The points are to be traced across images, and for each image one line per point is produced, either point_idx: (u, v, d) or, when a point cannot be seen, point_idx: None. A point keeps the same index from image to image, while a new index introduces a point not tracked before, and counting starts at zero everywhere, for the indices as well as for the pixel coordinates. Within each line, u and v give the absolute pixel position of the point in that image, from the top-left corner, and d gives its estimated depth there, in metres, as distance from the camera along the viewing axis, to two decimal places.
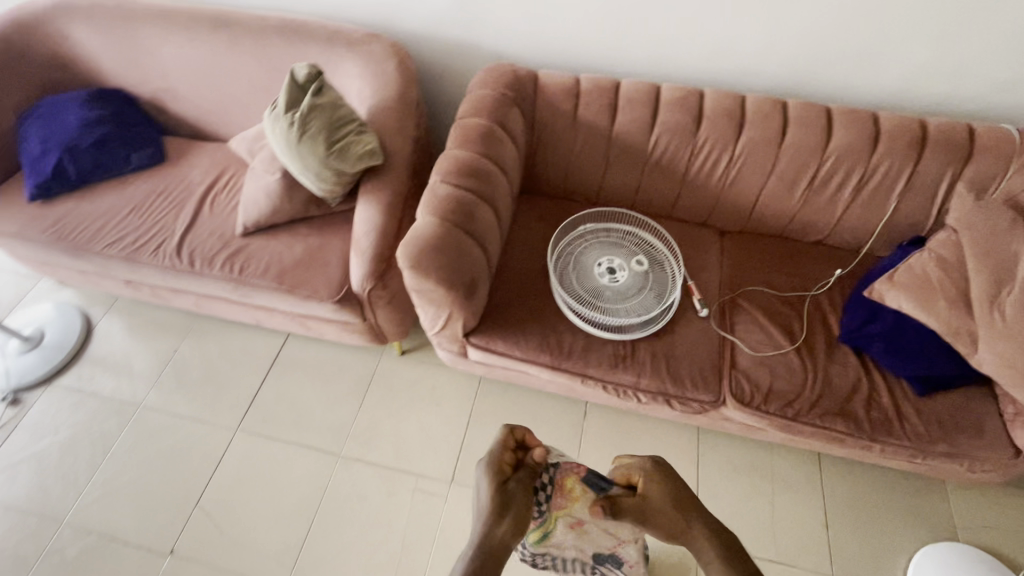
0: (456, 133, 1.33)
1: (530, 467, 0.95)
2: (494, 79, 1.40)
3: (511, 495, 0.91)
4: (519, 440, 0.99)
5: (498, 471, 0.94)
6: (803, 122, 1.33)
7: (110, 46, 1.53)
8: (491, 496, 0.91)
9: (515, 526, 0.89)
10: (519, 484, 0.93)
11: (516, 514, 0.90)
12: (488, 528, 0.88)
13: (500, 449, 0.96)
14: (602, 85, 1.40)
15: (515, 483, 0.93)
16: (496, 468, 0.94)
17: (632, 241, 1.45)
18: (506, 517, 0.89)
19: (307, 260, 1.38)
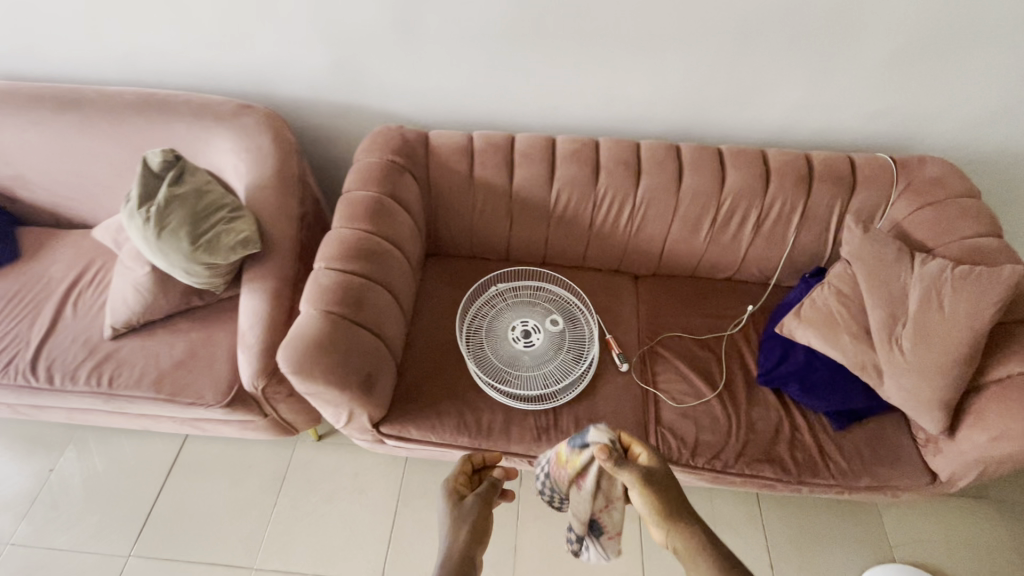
0: (342, 209, 1.21)
1: (488, 480, 0.99)
2: (381, 146, 1.31)
3: (467, 511, 0.92)
4: (477, 466, 1.04)
5: (454, 489, 0.97)
6: (697, 166, 1.33)
7: None
8: (452, 510, 0.92)
9: (475, 539, 0.88)
10: (476, 495, 0.95)
11: (475, 525, 0.90)
12: (450, 542, 0.87)
13: (457, 467, 1.01)
14: (496, 143, 1.35)
15: (472, 497, 0.94)
16: (451, 486, 0.97)
17: (546, 298, 1.39)
18: (461, 529, 0.89)
19: (188, 360, 1.26)
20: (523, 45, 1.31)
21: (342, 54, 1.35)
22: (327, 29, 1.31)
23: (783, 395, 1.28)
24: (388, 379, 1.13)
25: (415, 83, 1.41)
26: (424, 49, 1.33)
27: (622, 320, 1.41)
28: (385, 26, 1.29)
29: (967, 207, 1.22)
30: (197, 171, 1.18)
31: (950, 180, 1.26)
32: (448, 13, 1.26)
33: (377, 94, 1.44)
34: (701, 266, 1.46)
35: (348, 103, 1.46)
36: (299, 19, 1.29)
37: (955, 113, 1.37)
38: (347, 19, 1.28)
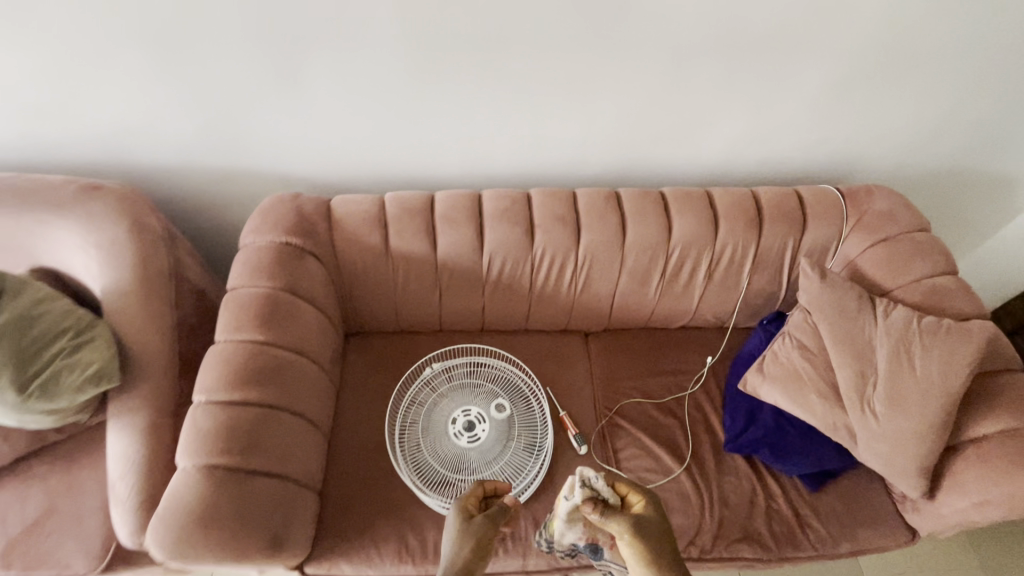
0: (225, 316, 0.98)
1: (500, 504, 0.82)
2: (272, 225, 1.08)
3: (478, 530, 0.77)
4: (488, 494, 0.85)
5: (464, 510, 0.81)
6: (640, 215, 1.20)
7: None
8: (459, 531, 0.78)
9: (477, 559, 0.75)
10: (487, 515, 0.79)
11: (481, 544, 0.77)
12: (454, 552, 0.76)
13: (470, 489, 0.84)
14: (413, 207, 1.16)
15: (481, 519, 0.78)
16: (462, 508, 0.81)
17: (489, 377, 1.21)
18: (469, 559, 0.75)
19: (44, 517, 1.00)
20: (433, 92, 1.13)
21: (214, 113, 1.12)
22: (190, 86, 1.07)
23: (753, 460, 1.18)
24: (305, 523, 0.92)
25: (311, 139, 1.20)
26: (315, 103, 1.13)
27: (576, 390, 1.27)
28: (263, 79, 1.07)
29: (919, 243, 1.16)
30: (21, 286, 0.93)
31: (900, 215, 1.19)
32: (338, 62, 1.06)
33: (267, 155, 1.22)
34: (653, 319, 1.33)
35: (233, 167, 1.23)
36: (154, 76, 1.05)
37: (894, 137, 1.32)
38: (215, 74, 1.06)
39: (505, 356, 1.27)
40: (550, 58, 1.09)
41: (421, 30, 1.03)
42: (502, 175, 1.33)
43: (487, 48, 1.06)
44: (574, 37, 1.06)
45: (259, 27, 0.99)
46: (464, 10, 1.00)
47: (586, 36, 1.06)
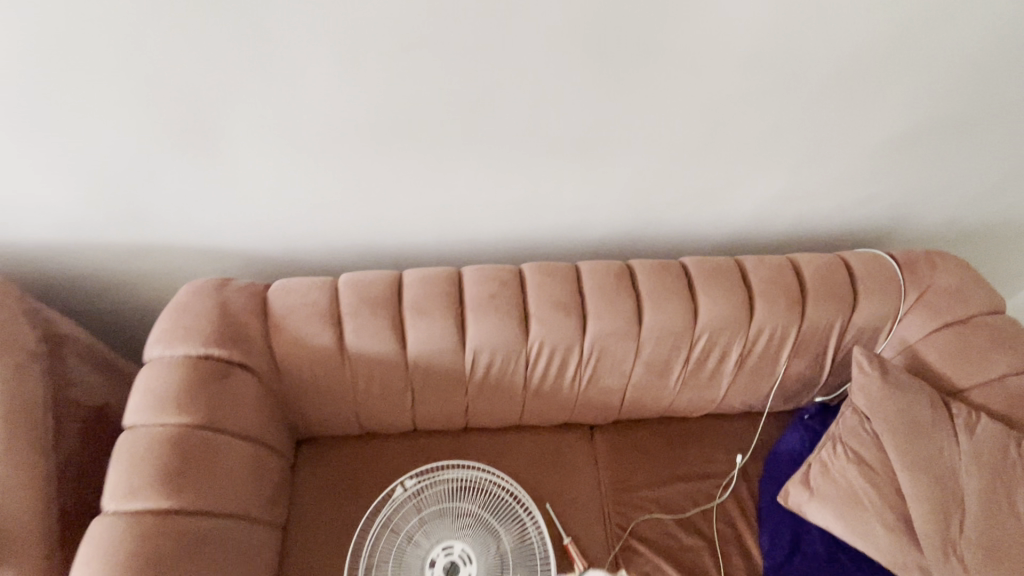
0: (119, 473, 0.73)
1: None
2: (188, 332, 0.84)
3: None
4: None
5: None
6: (659, 297, 0.97)
7: None
8: None
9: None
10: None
11: None
12: None
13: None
14: (375, 294, 0.92)
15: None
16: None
17: (473, 502, 0.96)
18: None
19: None
20: (399, 150, 0.89)
21: (114, 179, 0.87)
22: (74, 150, 0.81)
23: None
24: None
25: (244, 206, 0.95)
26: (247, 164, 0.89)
27: (582, 508, 1.03)
28: (171, 136, 0.82)
29: (996, 331, 0.96)
30: None
31: (970, 295, 0.99)
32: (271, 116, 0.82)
33: (187, 226, 0.96)
34: (670, 411, 1.11)
35: (143, 238, 0.97)
36: (24, 136, 0.79)
37: (951, 196, 1.12)
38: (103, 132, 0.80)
39: (493, 473, 1.01)
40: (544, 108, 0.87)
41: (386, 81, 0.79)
42: (487, 240, 1.09)
43: (466, 99, 0.83)
44: (574, 88, 0.84)
45: (159, 77, 0.74)
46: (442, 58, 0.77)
47: (588, 85, 0.84)
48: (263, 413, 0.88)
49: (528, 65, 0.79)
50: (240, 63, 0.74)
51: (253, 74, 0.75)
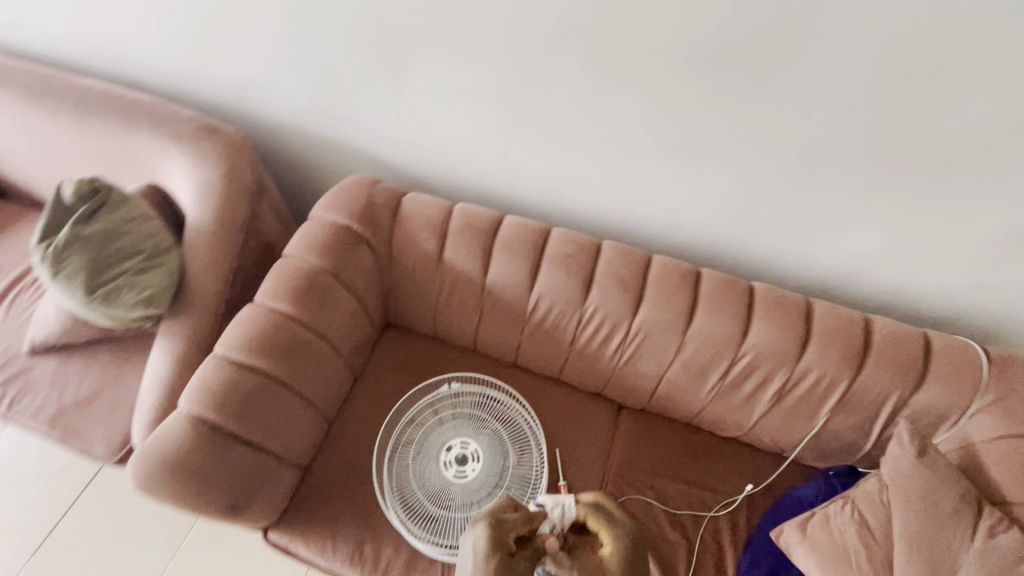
0: (270, 281, 1.03)
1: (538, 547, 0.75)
2: (342, 206, 1.12)
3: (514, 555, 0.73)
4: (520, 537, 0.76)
5: (500, 550, 0.72)
6: (716, 306, 1.05)
7: None
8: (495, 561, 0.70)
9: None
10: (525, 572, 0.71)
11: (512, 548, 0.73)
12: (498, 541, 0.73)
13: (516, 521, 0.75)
14: (477, 226, 1.13)
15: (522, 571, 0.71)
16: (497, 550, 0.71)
17: (497, 419, 1.14)
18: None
19: (90, 400, 1.14)
20: (529, 117, 1.07)
21: (324, 89, 1.17)
22: (307, 61, 1.13)
23: None
24: (272, 496, 0.97)
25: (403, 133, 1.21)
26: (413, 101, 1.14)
27: (584, 466, 1.14)
28: (371, 64, 1.08)
29: None
30: (118, 201, 1.03)
31: None
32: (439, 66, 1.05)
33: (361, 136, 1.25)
34: (697, 419, 1.17)
35: (330, 139, 1.27)
36: (279, 44, 1.11)
37: None
38: (331, 51, 1.09)
39: (523, 403, 1.17)
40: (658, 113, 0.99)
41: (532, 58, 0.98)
42: (583, 217, 1.25)
43: (594, 88, 0.98)
44: (688, 99, 0.95)
45: (379, 20, 1.00)
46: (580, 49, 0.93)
47: (700, 100, 0.94)
48: (371, 285, 1.14)
49: (651, 69, 0.92)
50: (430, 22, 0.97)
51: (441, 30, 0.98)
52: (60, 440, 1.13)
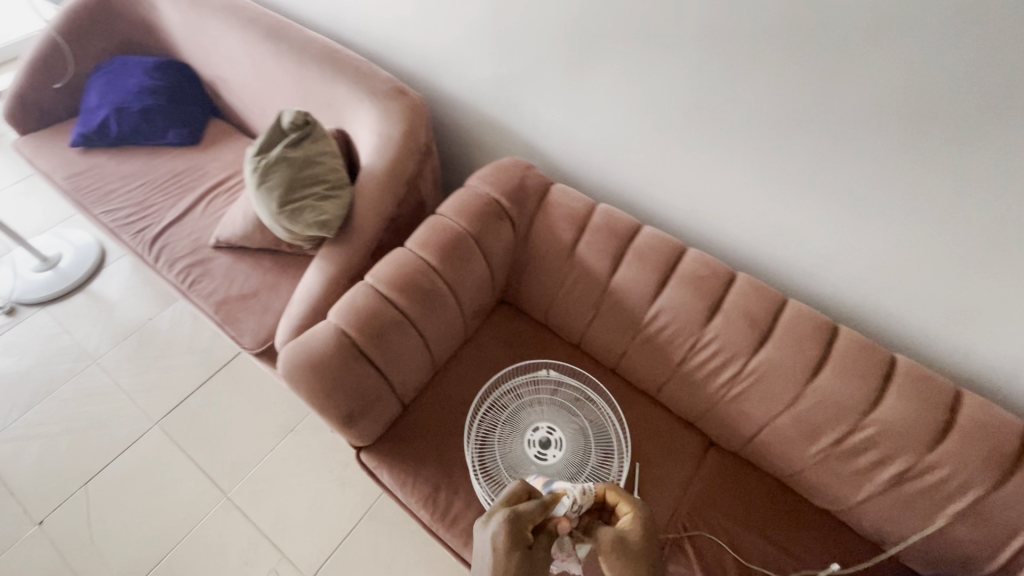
0: (422, 232, 1.14)
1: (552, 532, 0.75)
2: (496, 181, 1.21)
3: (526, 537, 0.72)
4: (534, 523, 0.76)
5: (520, 535, 0.70)
6: (848, 367, 0.99)
7: (189, 23, 1.61)
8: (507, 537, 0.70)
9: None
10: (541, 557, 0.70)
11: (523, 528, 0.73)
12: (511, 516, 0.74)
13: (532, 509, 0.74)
14: (615, 228, 1.16)
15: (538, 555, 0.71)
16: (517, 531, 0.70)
17: (586, 416, 1.16)
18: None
19: (249, 297, 1.34)
20: (691, 135, 1.07)
21: (500, 74, 1.26)
22: (491, 46, 1.22)
23: None
24: (377, 418, 1.08)
25: (562, 129, 1.26)
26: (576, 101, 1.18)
27: (661, 488, 1.12)
28: (554, 60, 1.14)
29: None
30: (320, 138, 1.21)
31: None
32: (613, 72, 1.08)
33: (522, 123, 1.33)
34: (792, 479, 1.10)
35: (497, 120, 1.37)
36: (472, 26, 1.21)
37: None
38: (521, 42, 1.16)
39: (616, 407, 1.19)
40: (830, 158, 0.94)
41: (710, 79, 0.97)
42: (720, 246, 1.23)
43: (769, 119, 0.96)
44: (871, 149, 0.89)
45: (574, 21, 1.06)
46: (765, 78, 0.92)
47: (885, 151, 0.88)
48: (503, 258, 1.22)
49: (838, 111, 0.88)
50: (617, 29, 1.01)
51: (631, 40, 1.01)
52: (218, 323, 1.33)
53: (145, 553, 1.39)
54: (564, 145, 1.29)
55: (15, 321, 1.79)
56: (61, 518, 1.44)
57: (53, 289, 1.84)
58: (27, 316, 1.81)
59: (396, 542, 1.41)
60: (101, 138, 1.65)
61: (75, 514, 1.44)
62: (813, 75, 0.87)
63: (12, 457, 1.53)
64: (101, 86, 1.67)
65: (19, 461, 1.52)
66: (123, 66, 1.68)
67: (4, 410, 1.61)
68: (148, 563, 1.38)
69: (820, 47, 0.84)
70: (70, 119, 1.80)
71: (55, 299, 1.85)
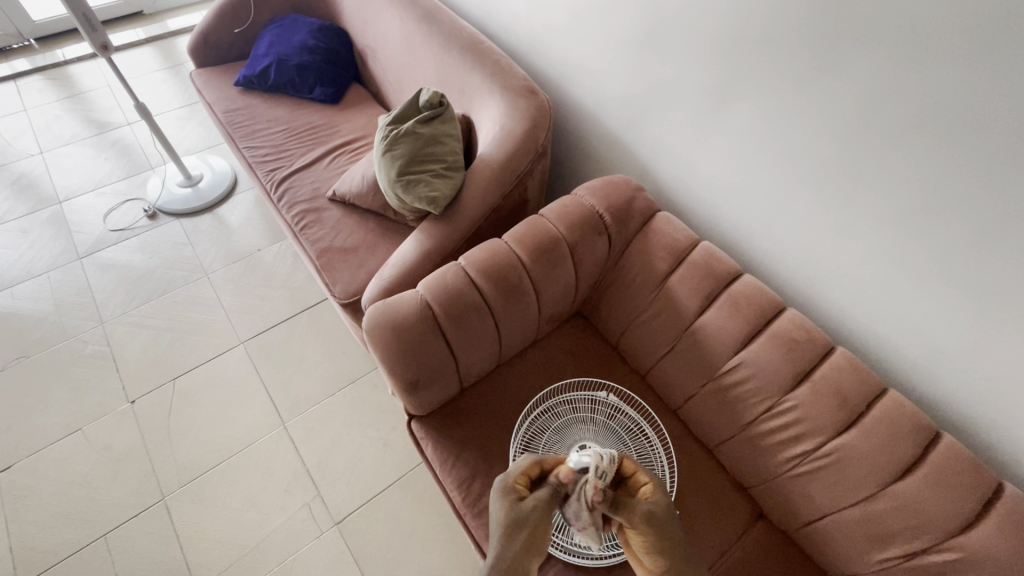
0: (521, 228, 1.17)
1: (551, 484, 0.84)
2: (603, 195, 1.21)
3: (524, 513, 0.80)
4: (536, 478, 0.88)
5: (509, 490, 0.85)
6: (941, 480, 0.89)
7: None
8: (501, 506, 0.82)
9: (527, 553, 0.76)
10: (533, 503, 0.80)
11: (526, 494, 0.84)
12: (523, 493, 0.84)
13: (522, 467, 0.89)
14: (714, 268, 1.12)
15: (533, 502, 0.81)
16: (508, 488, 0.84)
17: (636, 450, 1.11)
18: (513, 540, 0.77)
19: (349, 250, 1.44)
20: (819, 192, 1.02)
21: (631, 91, 1.26)
22: (630, 63, 1.22)
23: None
24: (437, 392, 1.13)
25: (681, 157, 1.24)
26: (702, 131, 1.16)
27: (697, 545, 1.06)
28: (691, 89, 1.12)
29: None
30: (448, 121, 1.30)
31: None
32: (747, 110, 1.05)
33: (641, 143, 1.32)
34: None
35: (618, 135, 1.37)
36: (616, 41, 1.22)
37: None
38: (662, 64, 1.15)
39: (669, 448, 1.15)
40: (976, 249, 0.85)
41: (854, 138, 0.92)
42: (825, 313, 1.15)
43: (910, 194, 0.89)
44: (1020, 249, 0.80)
45: (723, 53, 1.03)
46: (914, 148, 0.85)
47: None
48: (591, 272, 1.22)
49: (994, 201, 0.80)
50: (762, 68, 0.98)
51: (779, 83, 0.97)
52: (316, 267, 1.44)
53: (206, 455, 1.54)
54: (681, 173, 1.27)
55: (155, 224, 2.05)
56: (149, 403, 1.63)
57: (189, 205, 2.08)
58: (164, 222, 2.06)
59: (420, 514, 1.45)
60: (259, 83, 1.85)
61: (160, 403, 1.63)
62: (974, 159, 0.79)
63: (124, 339, 1.75)
64: (271, 37, 1.86)
65: (128, 345, 1.74)
66: (293, 23, 1.87)
67: (127, 298, 1.85)
68: (206, 464, 1.52)
69: (989, 129, 0.76)
70: (239, 61, 2.03)
71: (189, 214, 2.09)
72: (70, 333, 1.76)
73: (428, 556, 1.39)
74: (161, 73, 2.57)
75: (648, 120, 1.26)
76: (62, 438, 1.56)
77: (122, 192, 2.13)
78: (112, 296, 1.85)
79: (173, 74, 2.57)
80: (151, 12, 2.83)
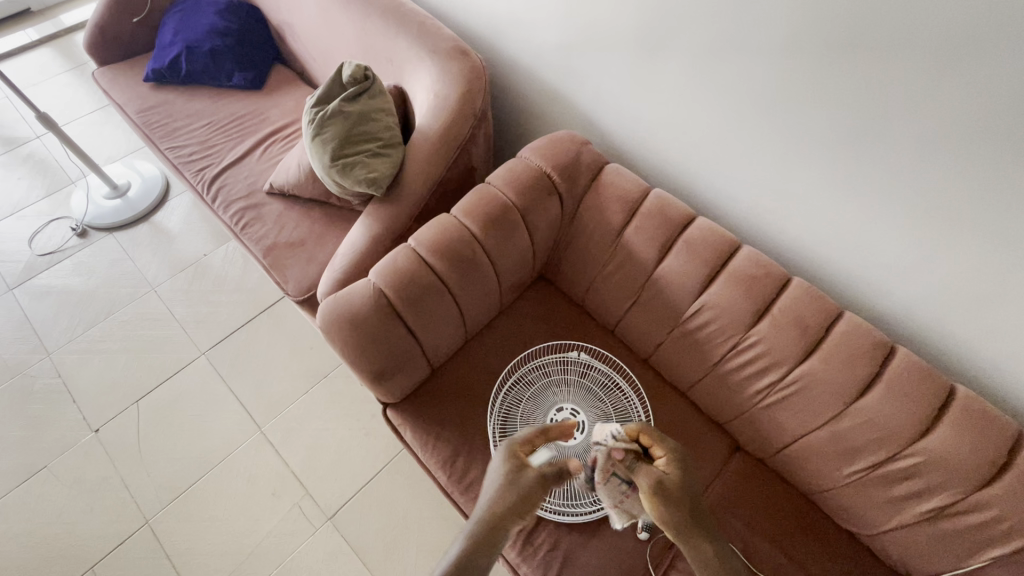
0: (470, 199, 1.13)
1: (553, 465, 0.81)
2: (549, 154, 1.17)
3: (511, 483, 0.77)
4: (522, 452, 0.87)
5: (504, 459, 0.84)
6: (900, 391, 0.93)
7: None
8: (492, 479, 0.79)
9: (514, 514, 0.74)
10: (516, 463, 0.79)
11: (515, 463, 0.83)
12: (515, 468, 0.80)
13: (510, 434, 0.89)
14: (668, 215, 1.11)
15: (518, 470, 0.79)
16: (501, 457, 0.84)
17: (613, 404, 1.13)
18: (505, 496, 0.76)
19: (295, 245, 1.37)
20: (761, 126, 1.00)
21: (564, 41, 1.20)
22: (560, 13, 1.16)
23: None
24: (406, 377, 1.12)
25: (624, 106, 1.20)
26: (640, 77, 1.12)
27: None
28: (625, 32, 1.07)
29: None
30: (377, 95, 1.23)
31: None
32: (681, 49, 1.01)
33: (582, 95, 1.27)
34: (819, 496, 1.06)
35: (558, 90, 1.32)
36: None
37: None
38: (592, 9, 1.09)
39: (644, 398, 1.16)
40: (916, 167, 0.85)
41: (790, 67, 0.89)
42: (779, 245, 1.16)
43: (848, 119, 0.88)
44: (958, 163, 0.80)
45: None
46: (848, 73, 0.84)
47: (973, 167, 0.79)
48: (547, 233, 1.19)
49: (930, 119, 0.79)
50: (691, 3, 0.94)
51: (710, 16, 0.93)
52: (264, 266, 1.37)
53: (184, 471, 1.50)
54: (624, 122, 1.23)
55: (87, 242, 1.92)
56: (115, 429, 1.56)
57: (121, 216, 1.95)
58: (95, 239, 1.93)
59: (411, 496, 1.46)
60: (171, 75, 1.70)
61: (126, 428, 1.56)
62: (906, 77, 0.78)
63: (74, 368, 1.66)
64: (175, 24, 1.71)
65: (80, 373, 1.65)
66: (197, 6, 1.71)
67: (70, 325, 1.74)
68: (187, 481, 1.48)
69: (918, 47, 0.75)
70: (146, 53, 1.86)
71: (122, 226, 1.96)
72: (16, 369, 1.66)
73: (425, 535, 1.41)
74: (65, 76, 2.35)
75: (586, 71, 1.21)
76: (26, 478, 1.49)
77: (45, 213, 1.98)
78: (54, 324, 1.74)
79: (78, 75, 2.36)
80: (40, 9, 2.57)
